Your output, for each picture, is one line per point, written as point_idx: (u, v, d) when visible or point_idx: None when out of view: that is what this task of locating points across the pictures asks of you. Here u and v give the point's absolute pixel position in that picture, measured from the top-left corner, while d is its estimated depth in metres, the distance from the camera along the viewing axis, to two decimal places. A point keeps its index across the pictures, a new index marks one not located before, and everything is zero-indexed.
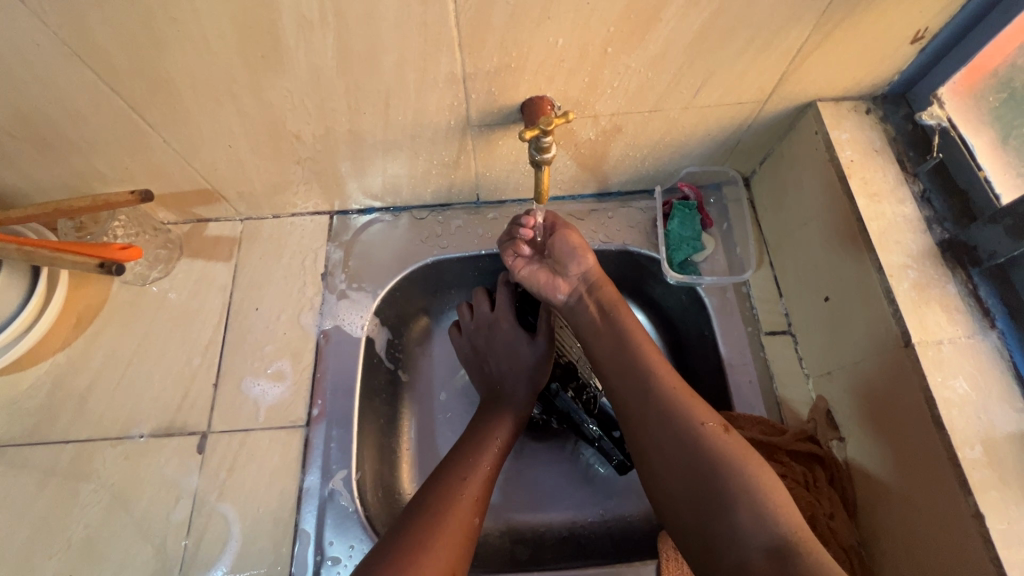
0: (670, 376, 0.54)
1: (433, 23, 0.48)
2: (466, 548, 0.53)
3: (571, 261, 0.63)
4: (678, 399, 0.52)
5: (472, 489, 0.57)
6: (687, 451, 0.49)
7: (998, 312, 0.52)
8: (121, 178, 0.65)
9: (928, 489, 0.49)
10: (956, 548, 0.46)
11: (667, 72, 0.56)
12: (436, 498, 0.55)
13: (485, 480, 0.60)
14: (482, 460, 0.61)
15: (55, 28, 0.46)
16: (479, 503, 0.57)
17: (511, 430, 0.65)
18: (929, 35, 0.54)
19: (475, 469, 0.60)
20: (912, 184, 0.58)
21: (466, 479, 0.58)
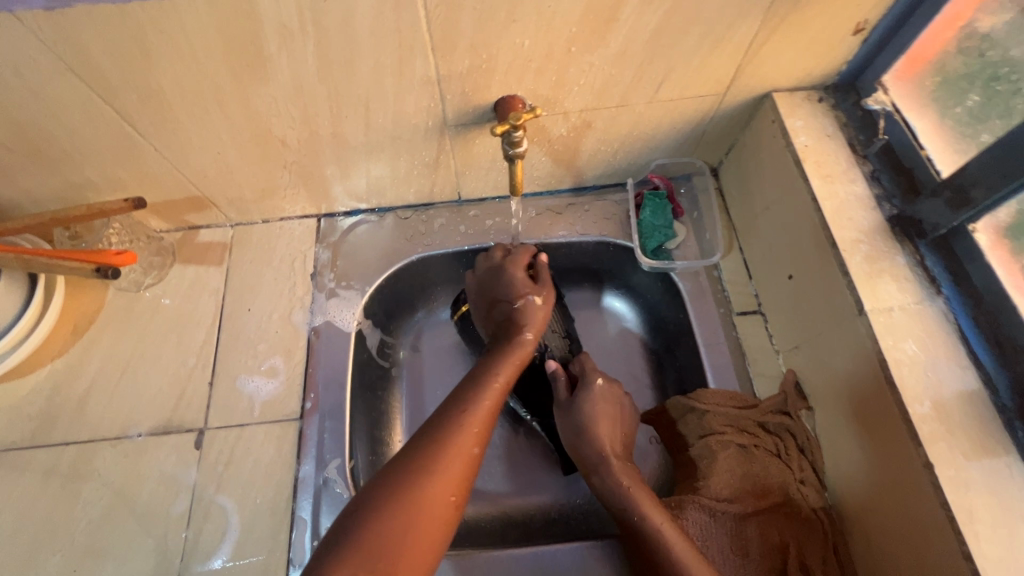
0: (615, 458, 0.62)
1: (406, 29, 0.52)
2: (465, 478, 0.52)
3: (565, 428, 0.65)
4: (622, 482, 0.60)
5: (475, 422, 0.55)
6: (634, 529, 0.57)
7: (944, 280, 0.55)
8: (114, 187, 0.68)
9: (888, 443, 0.52)
10: (914, 500, 0.49)
11: (629, 68, 0.60)
12: (436, 431, 0.54)
13: (490, 412, 0.58)
14: (487, 392, 0.59)
15: (51, 44, 0.49)
16: (480, 435, 0.55)
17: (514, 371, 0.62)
18: (870, 27, 0.58)
19: (478, 400, 0.57)
20: (863, 166, 0.62)
21: (466, 412, 0.56)
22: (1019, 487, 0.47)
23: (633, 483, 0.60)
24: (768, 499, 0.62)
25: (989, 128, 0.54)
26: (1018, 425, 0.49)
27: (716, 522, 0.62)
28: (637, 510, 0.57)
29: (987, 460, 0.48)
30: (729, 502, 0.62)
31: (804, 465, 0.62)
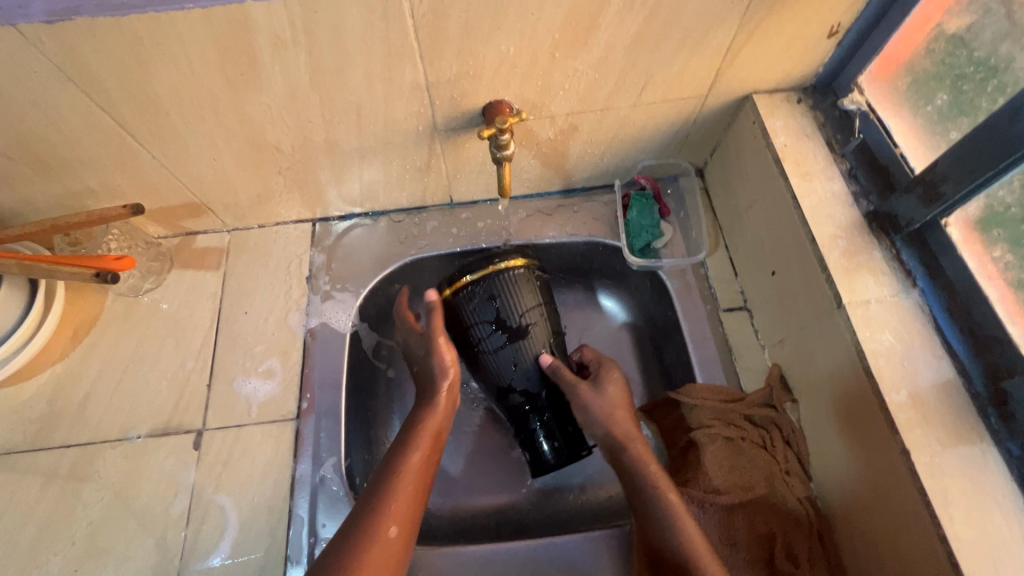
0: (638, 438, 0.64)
1: (395, 37, 0.53)
2: (392, 569, 0.52)
3: (586, 415, 0.64)
4: (644, 462, 0.61)
5: (399, 504, 0.55)
6: (647, 506, 0.59)
7: (919, 273, 0.57)
8: (112, 194, 0.70)
9: (874, 439, 0.53)
10: (897, 492, 0.51)
11: (612, 72, 0.61)
12: (362, 514, 0.54)
13: (415, 489, 0.57)
14: (407, 468, 0.58)
15: (52, 56, 0.50)
16: (403, 517, 0.55)
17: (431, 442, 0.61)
18: (843, 30, 0.60)
19: (402, 477, 0.57)
20: (841, 164, 0.64)
21: (387, 496, 0.55)
22: (992, 472, 0.48)
23: (653, 463, 0.62)
24: (754, 491, 0.63)
25: (958, 126, 0.57)
26: (991, 412, 0.50)
27: (705, 513, 0.63)
28: (654, 488, 0.59)
29: (961, 447, 0.49)
30: (717, 494, 0.64)
31: (788, 456, 0.64)
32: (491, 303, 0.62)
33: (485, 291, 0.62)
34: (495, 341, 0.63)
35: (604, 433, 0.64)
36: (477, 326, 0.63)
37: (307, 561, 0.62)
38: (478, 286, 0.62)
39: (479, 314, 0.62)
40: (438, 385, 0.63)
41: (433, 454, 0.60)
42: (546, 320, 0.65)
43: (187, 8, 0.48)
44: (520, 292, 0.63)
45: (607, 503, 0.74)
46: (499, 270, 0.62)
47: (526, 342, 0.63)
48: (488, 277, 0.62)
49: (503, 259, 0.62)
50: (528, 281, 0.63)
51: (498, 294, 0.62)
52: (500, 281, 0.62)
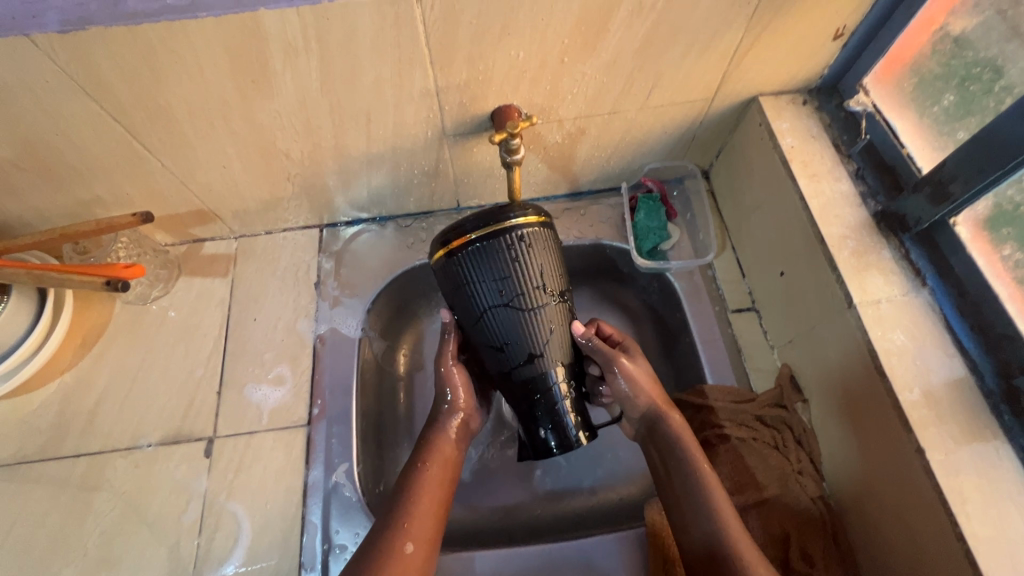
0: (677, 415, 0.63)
1: (406, 44, 0.54)
2: None
3: (622, 384, 0.63)
4: (684, 440, 0.61)
5: (417, 521, 0.56)
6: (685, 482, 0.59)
7: (928, 272, 0.57)
8: (121, 202, 0.70)
9: (883, 431, 0.54)
10: (909, 477, 0.51)
11: (620, 76, 0.62)
12: (382, 529, 0.55)
13: (431, 507, 0.58)
14: (423, 485, 0.58)
15: (64, 65, 0.50)
16: (421, 533, 0.55)
17: (441, 461, 0.61)
18: (849, 32, 0.61)
19: (418, 496, 0.58)
20: (848, 165, 0.65)
21: (404, 513, 0.56)
22: (1007, 468, 0.49)
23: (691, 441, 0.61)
24: (768, 491, 0.63)
25: (965, 126, 0.57)
26: (1003, 408, 0.51)
27: None
28: (694, 467, 0.59)
29: (976, 444, 0.50)
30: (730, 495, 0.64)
31: (801, 456, 0.64)
32: (497, 266, 0.54)
33: (492, 251, 0.54)
34: (503, 308, 0.56)
35: (647, 403, 0.63)
36: (482, 290, 0.55)
37: (321, 567, 0.62)
38: (483, 246, 0.54)
39: (484, 276, 0.54)
40: (447, 416, 0.64)
41: (444, 471, 0.61)
42: (558, 284, 0.58)
43: (200, 17, 0.48)
44: (531, 254, 0.55)
45: (619, 505, 0.74)
46: (508, 228, 0.53)
47: (536, 310, 0.56)
48: (495, 236, 0.53)
49: (513, 215, 0.54)
50: (542, 243, 0.56)
51: (505, 255, 0.54)
52: (509, 241, 0.54)
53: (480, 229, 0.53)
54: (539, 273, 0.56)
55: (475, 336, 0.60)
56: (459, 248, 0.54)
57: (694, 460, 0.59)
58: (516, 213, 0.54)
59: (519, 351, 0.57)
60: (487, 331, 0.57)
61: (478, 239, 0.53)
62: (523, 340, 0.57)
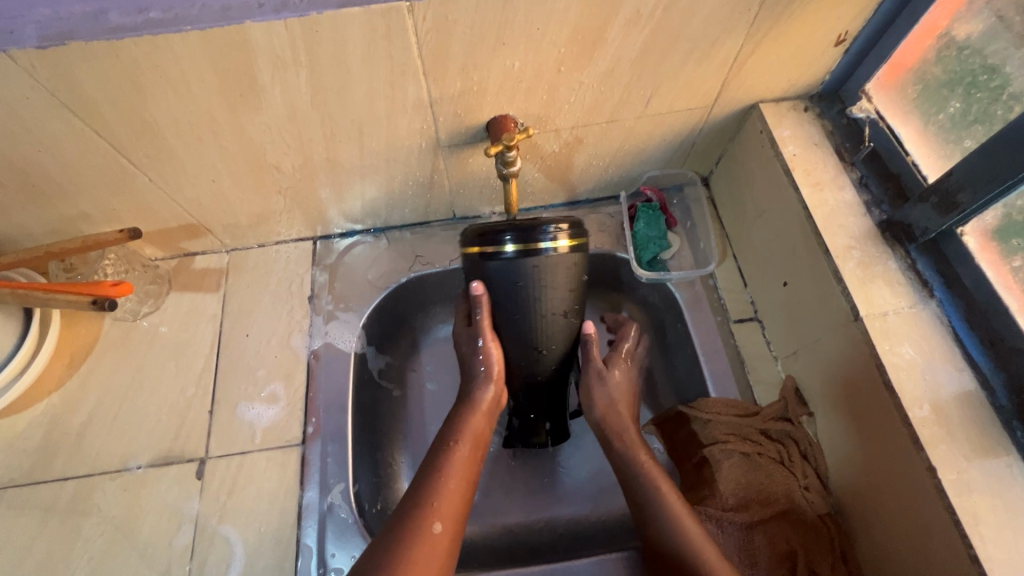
0: (644, 450, 0.62)
1: (398, 55, 0.52)
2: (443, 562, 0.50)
3: (589, 388, 0.67)
4: (650, 474, 0.59)
5: (446, 499, 0.54)
6: (659, 531, 0.56)
7: (936, 283, 0.56)
8: (108, 218, 0.68)
9: (896, 446, 0.52)
10: (919, 490, 0.50)
11: (618, 85, 0.61)
12: (408, 509, 0.53)
13: (460, 485, 0.56)
14: (452, 464, 0.57)
15: (45, 82, 0.49)
16: (449, 513, 0.53)
17: (473, 440, 0.59)
18: (850, 38, 0.60)
19: (446, 474, 0.55)
20: (851, 173, 0.64)
21: (432, 490, 0.54)
22: (1021, 487, 0.47)
23: (662, 479, 0.59)
24: (774, 507, 0.62)
25: (971, 134, 0.56)
26: (1016, 425, 0.49)
27: (724, 533, 0.62)
28: (670, 513, 0.56)
29: (989, 463, 0.48)
30: (735, 512, 0.63)
31: (807, 471, 0.62)
32: (524, 282, 0.55)
33: (522, 268, 0.54)
34: (523, 319, 0.58)
35: (598, 413, 0.66)
36: (506, 299, 0.57)
37: None
38: (512, 262, 0.54)
39: (510, 288, 0.56)
40: (482, 386, 0.62)
41: (474, 451, 0.59)
42: (579, 299, 0.59)
43: (185, 30, 0.46)
44: (559, 276, 0.55)
45: (622, 522, 0.72)
46: (541, 248, 0.53)
47: (553, 326, 0.59)
48: (526, 255, 0.54)
49: (547, 237, 0.54)
50: (572, 263, 0.56)
51: (534, 273, 0.55)
52: (539, 262, 0.54)
53: (515, 244, 0.54)
54: (557, 297, 0.57)
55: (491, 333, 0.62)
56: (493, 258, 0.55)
57: (663, 496, 0.57)
58: (552, 232, 0.54)
59: (531, 356, 0.61)
60: (507, 335, 0.60)
61: (512, 252, 0.54)
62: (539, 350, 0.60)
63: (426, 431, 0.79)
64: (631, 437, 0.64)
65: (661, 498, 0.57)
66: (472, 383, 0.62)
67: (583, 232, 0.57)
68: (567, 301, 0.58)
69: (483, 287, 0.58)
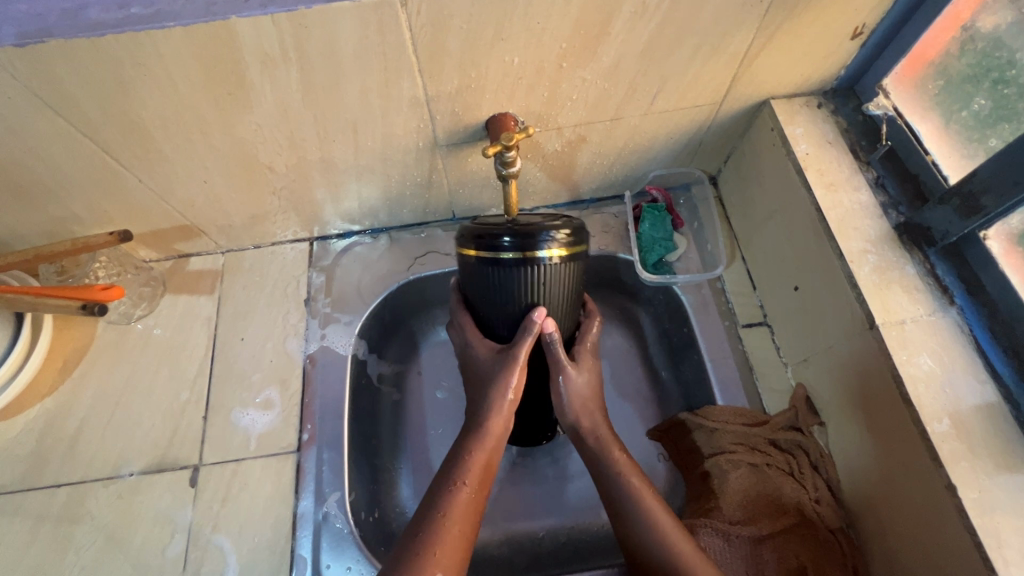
0: (636, 475, 0.56)
1: (392, 51, 0.50)
2: None
3: (560, 394, 0.58)
4: (647, 507, 0.54)
5: (449, 544, 0.49)
6: (637, 535, 0.53)
7: (956, 289, 0.54)
8: (98, 219, 0.66)
9: (912, 472, 0.50)
10: (947, 543, 0.47)
11: (622, 81, 0.58)
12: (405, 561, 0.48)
13: (464, 526, 0.51)
14: (456, 505, 0.51)
15: (26, 81, 0.47)
16: (452, 559, 0.49)
17: (479, 471, 0.54)
18: (868, 30, 0.57)
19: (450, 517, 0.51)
20: (867, 173, 0.61)
21: (435, 535, 0.49)
22: None
23: (660, 511, 0.54)
24: (784, 520, 0.60)
25: (997, 132, 0.53)
26: None
27: (731, 547, 0.60)
28: (647, 520, 0.53)
29: (1012, 479, 0.46)
30: (743, 525, 0.61)
31: (818, 484, 0.60)
32: (519, 291, 0.51)
33: (518, 277, 0.50)
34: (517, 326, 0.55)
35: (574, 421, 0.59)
36: (501, 305, 0.53)
37: None
38: (509, 271, 0.50)
39: (505, 295, 0.52)
40: (491, 414, 0.56)
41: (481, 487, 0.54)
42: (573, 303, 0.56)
43: (168, 26, 0.44)
44: (554, 286, 0.52)
45: None
46: (537, 258, 0.49)
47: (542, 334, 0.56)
48: (523, 265, 0.49)
49: (545, 246, 0.49)
50: (568, 271, 0.52)
51: (527, 282, 0.51)
52: (531, 272, 0.50)
53: (512, 251, 0.49)
54: (553, 306, 0.53)
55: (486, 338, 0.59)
56: (494, 263, 0.50)
57: (665, 537, 0.52)
58: (550, 240, 0.49)
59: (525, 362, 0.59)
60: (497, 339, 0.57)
61: (507, 259, 0.49)
62: (526, 354, 0.58)
63: (424, 436, 0.77)
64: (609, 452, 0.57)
65: (663, 542, 0.52)
66: (482, 409, 0.56)
67: (584, 236, 0.52)
68: (563, 309, 0.54)
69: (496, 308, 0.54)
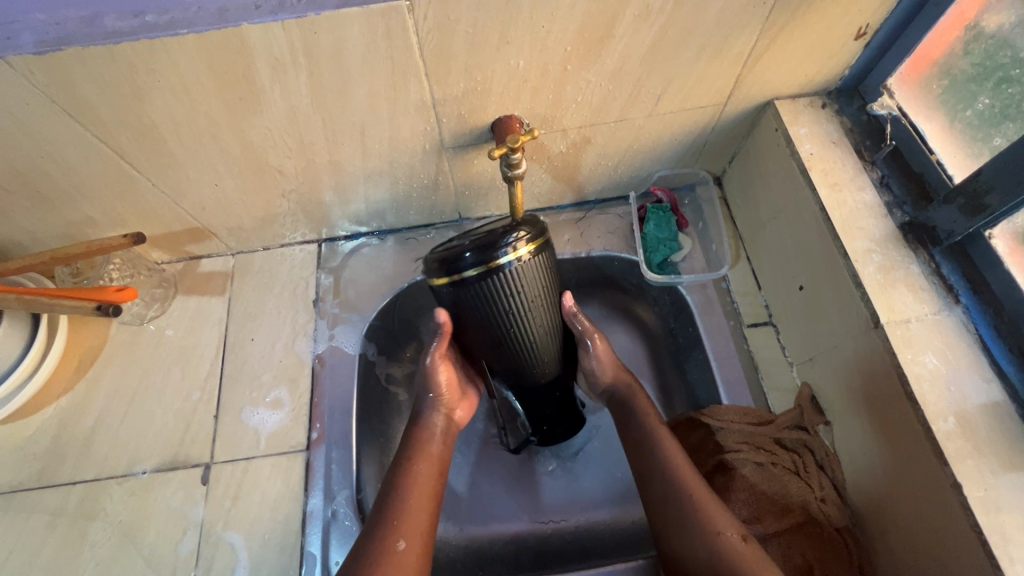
0: (662, 426, 0.61)
1: (399, 56, 0.51)
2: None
3: (593, 362, 0.63)
4: (665, 444, 0.59)
5: (410, 515, 0.53)
6: (655, 469, 0.57)
7: (962, 287, 0.54)
8: (112, 222, 0.68)
9: (913, 455, 0.50)
10: (945, 519, 0.47)
11: (627, 83, 0.59)
12: (374, 528, 0.52)
13: (424, 499, 0.55)
14: (411, 481, 0.56)
15: (45, 88, 0.48)
16: (417, 528, 0.52)
17: (427, 450, 0.59)
18: (872, 31, 0.57)
19: (406, 493, 0.55)
20: (871, 172, 0.61)
21: (396, 509, 0.53)
22: None
23: (673, 447, 0.59)
24: (790, 519, 0.61)
25: (1001, 132, 0.54)
26: None
27: None
28: (665, 455, 0.58)
29: (1018, 478, 0.46)
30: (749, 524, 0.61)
31: (823, 483, 0.60)
32: (495, 305, 0.51)
33: (488, 290, 0.50)
34: (507, 340, 0.55)
35: (610, 381, 0.65)
36: (484, 323, 0.53)
37: None
38: (478, 288, 0.50)
39: (484, 312, 0.52)
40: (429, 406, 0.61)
41: (433, 463, 0.58)
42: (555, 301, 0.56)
43: (181, 34, 0.45)
44: (526, 287, 0.51)
45: (631, 530, 0.71)
46: (501, 265, 0.49)
47: (534, 338, 0.56)
48: (489, 277, 0.49)
49: (505, 251, 0.48)
50: (535, 269, 0.52)
51: (501, 292, 0.50)
52: (502, 281, 0.49)
53: (475, 267, 0.48)
54: (531, 309, 0.53)
55: (481, 355, 0.59)
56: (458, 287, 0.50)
57: (679, 472, 0.56)
58: (509, 245, 0.48)
59: (529, 370, 0.58)
60: (494, 355, 0.57)
61: (472, 277, 0.49)
62: (532, 360, 0.58)
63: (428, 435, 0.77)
64: (640, 407, 0.63)
65: (677, 472, 0.56)
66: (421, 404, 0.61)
67: (541, 228, 0.52)
68: (540, 308, 0.54)
69: (463, 316, 0.53)
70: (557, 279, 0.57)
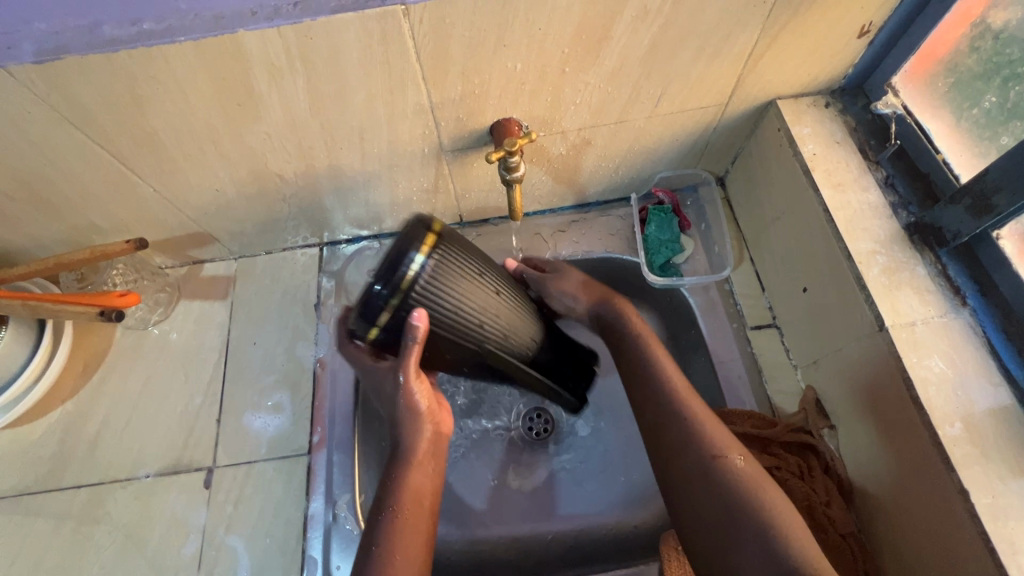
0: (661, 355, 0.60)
1: (396, 61, 0.51)
2: None
3: (565, 293, 0.66)
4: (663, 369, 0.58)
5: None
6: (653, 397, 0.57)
7: (969, 290, 0.53)
8: (116, 228, 0.68)
9: (919, 464, 0.49)
10: (951, 529, 0.46)
11: (625, 85, 0.58)
12: None
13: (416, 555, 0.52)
14: (399, 537, 0.52)
15: (45, 97, 0.49)
16: None
17: (415, 490, 0.54)
18: (875, 28, 0.56)
19: (393, 550, 0.51)
20: (876, 172, 0.60)
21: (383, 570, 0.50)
22: None
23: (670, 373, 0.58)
24: None
25: (1008, 130, 0.53)
26: None
27: None
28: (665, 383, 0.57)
29: None
30: None
31: (829, 487, 0.59)
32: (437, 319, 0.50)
33: (419, 305, 0.49)
34: (472, 339, 0.53)
35: (587, 305, 0.66)
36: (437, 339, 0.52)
37: None
38: (409, 311, 0.49)
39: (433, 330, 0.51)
40: (414, 429, 0.56)
41: (423, 508, 0.54)
42: (491, 266, 0.57)
43: (179, 41, 0.45)
44: (452, 282, 0.50)
45: (633, 535, 0.70)
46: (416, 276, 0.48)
47: (496, 326, 0.55)
48: (410, 295, 0.48)
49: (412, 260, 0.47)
50: (450, 261, 0.51)
51: (432, 303, 0.49)
52: (424, 290, 0.48)
53: (391, 293, 0.47)
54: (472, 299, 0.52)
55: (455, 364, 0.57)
56: (399, 314, 0.49)
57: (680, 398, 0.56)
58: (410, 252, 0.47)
59: (513, 350, 0.57)
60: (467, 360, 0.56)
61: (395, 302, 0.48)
62: (505, 342, 0.56)
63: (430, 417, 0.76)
64: (628, 324, 0.63)
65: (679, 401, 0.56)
66: (400, 429, 0.56)
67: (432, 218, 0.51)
68: (476, 292, 0.53)
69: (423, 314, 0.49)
70: (479, 257, 0.56)
